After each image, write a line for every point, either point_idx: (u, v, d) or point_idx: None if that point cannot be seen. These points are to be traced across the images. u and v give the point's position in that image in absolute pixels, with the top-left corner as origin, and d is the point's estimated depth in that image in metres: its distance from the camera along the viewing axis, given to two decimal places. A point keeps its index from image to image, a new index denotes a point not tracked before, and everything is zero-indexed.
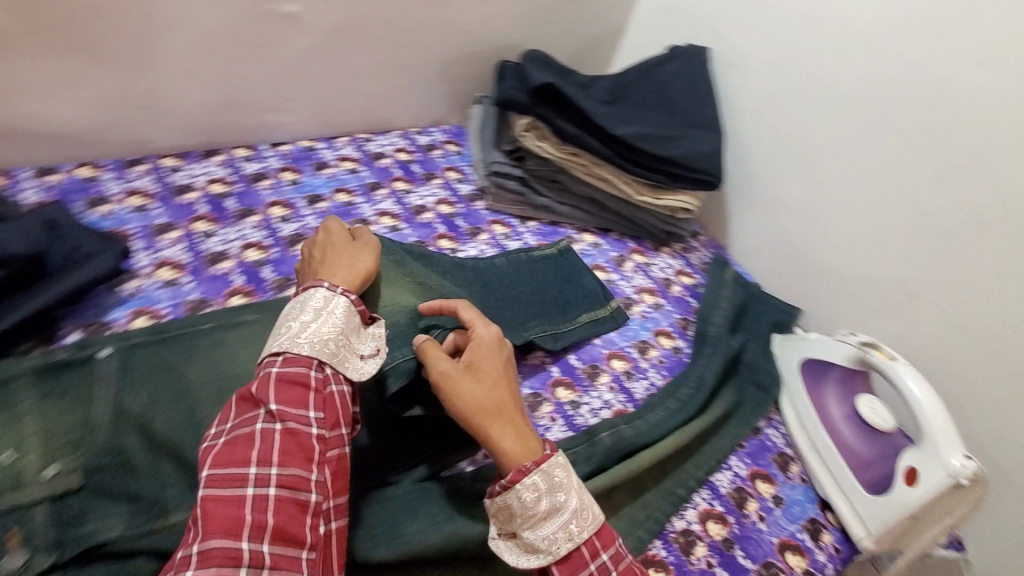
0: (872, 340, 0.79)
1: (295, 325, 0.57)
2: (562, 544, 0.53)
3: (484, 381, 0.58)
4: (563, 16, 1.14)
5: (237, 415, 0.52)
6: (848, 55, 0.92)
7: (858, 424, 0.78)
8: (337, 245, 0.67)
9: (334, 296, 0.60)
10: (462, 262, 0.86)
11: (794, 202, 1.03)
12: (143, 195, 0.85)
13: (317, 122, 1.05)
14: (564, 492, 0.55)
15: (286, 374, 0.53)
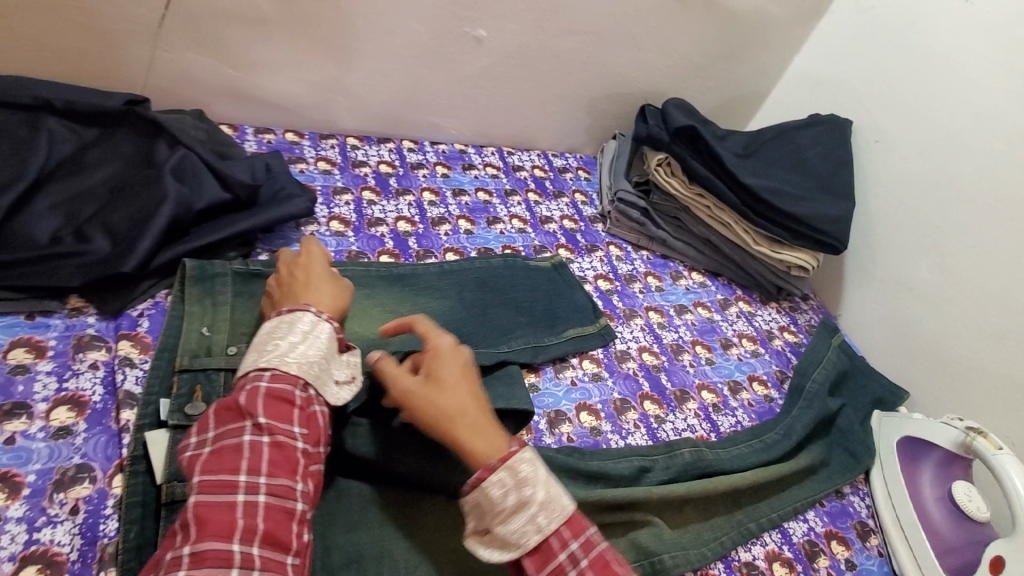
0: (978, 427, 0.78)
1: (283, 345, 0.58)
2: (530, 536, 0.50)
3: (444, 389, 0.57)
4: (711, 74, 1.23)
5: (219, 425, 0.52)
6: (1004, 147, 0.91)
7: (949, 507, 0.77)
8: (315, 277, 0.68)
9: (320, 321, 0.61)
10: (445, 269, 0.87)
11: (919, 283, 1.01)
12: (329, 162, 1.02)
13: (472, 131, 1.20)
14: (531, 484, 0.52)
15: (273, 390, 0.54)
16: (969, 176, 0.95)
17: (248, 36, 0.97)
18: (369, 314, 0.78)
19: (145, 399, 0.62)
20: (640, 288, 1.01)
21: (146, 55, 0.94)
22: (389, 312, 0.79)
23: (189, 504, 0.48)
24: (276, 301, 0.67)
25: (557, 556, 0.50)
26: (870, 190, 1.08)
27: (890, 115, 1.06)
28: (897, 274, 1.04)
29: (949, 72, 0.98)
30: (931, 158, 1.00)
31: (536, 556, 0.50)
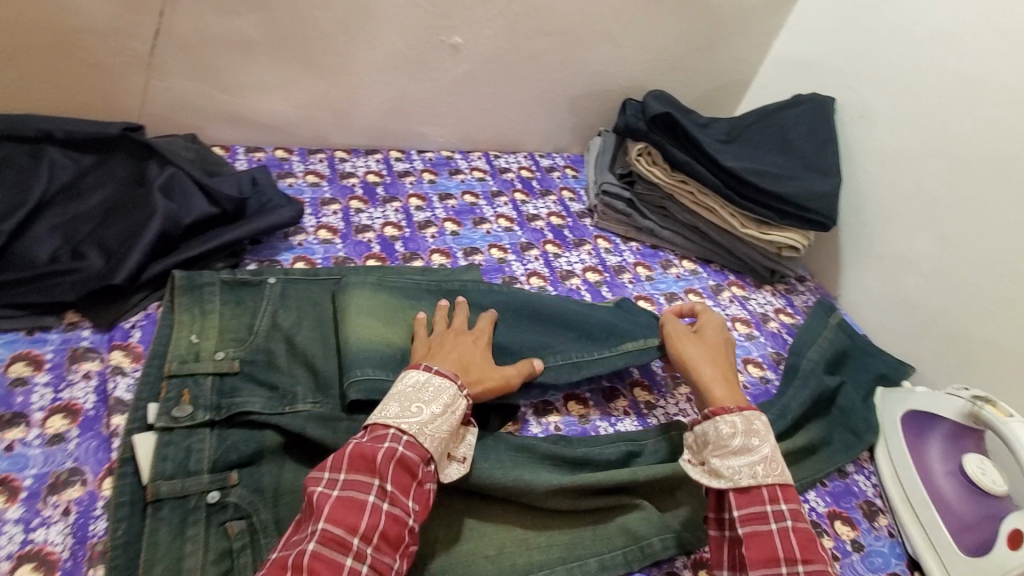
0: (985, 395, 0.74)
1: (425, 412, 0.59)
2: (744, 477, 0.61)
3: (708, 353, 0.74)
4: (690, 64, 1.23)
5: (349, 472, 0.54)
6: (994, 112, 0.89)
7: (962, 482, 0.73)
8: (478, 355, 0.70)
9: (458, 399, 0.62)
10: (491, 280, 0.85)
11: (916, 256, 0.98)
12: (318, 175, 1.06)
13: (457, 137, 1.22)
14: (759, 439, 0.63)
15: (405, 458, 0.56)
16: (957, 145, 0.93)
17: (234, 60, 1.01)
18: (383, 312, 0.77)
19: (135, 404, 0.64)
20: (630, 278, 1.01)
21: (140, 84, 0.98)
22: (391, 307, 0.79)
23: (304, 547, 0.49)
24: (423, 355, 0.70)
25: (765, 506, 0.59)
26: (857, 166, 1.07)
27: (873, 90, 1.05)
28: (894, 249, 1.02)
29: (928, 40, 0.97)
30: (917, 129, 0.98)
31: (743, 496, 0.60)
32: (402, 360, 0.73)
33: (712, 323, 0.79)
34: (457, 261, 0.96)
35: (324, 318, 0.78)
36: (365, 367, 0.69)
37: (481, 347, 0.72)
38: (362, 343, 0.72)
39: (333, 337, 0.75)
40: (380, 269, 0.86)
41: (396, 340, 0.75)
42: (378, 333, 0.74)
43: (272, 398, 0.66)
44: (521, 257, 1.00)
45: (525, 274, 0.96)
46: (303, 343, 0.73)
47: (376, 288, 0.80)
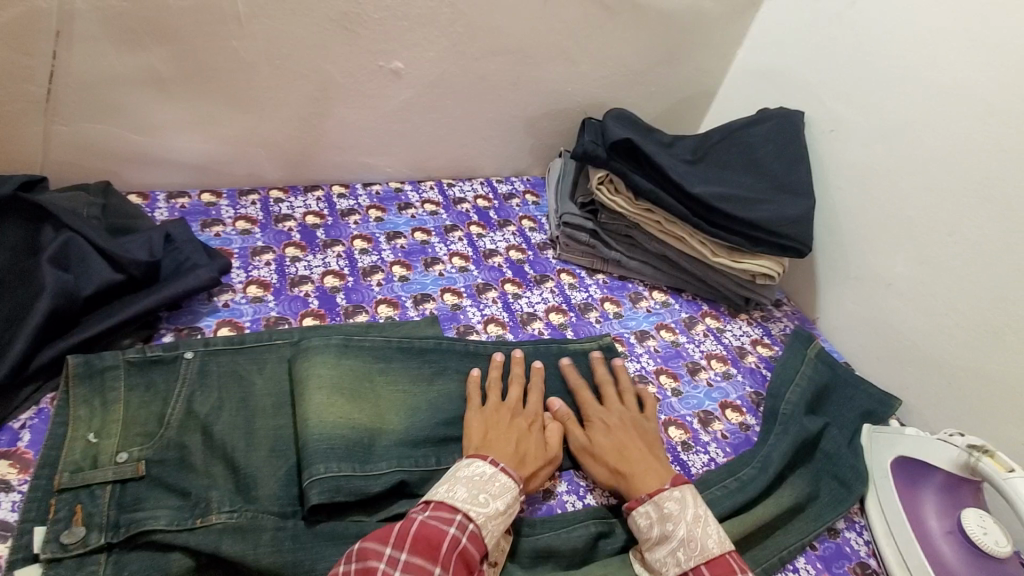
0: (983, 444, 0.68)
1: (490, 504, 0.59)
2: (670, 568, 0.60)
3: (605, 447, 0.70)
4: (650, 78, 1.16)
5: (413, 552, 0.52)
6: (970, 127, 0.83)
7: (961, 543, 0.67)
8: (535, 445, 0.68)
9: (516, 501, 0.61)
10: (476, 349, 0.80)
11: (895, 279, 0.92)
12: (249, 221, 0.96)
13: (407, 166, 1.13)
14: (673, 522, 0.61)
15: (467, 550, 0.55)
16: (933, 159, 0.87)
17: (145, 98, 0.90)
18: (352, 389, 0.69)
19: (18, 528, 0.55)
20: (597, 317, 0.94)
21: (40, 131, 0.87)
22: (363, 376, 0.71)
23: None
24: (475, 427, 0.68)
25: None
26: (829, 182, 1.01)
27: (842, 103, 0.99)
28: (872, 271, 0.96)
29: (898, 49, 0.91)
30: (892, 143, 0.92)
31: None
32: (369, 446, 0.65)
33: (598, 408, 0.75)
34: (406, 312, 0.86)
35: (258, 396, 0.69)
36: (328, 461, 0.61)
37: (536, 434, 0.70)
38: (320, 428, 0.63)
39: (289, 415, 0.68)
40: (358, 330, 0.78)
41: (360, 422, 0.67)
42: (342, 415, 0.66)
43: (180, 509, 0.58)
44: (477, 301, 0.91)
45: (482, 322, 0.88)
46: (222, 432, 0.64)
47: (339, 355, 0.71)
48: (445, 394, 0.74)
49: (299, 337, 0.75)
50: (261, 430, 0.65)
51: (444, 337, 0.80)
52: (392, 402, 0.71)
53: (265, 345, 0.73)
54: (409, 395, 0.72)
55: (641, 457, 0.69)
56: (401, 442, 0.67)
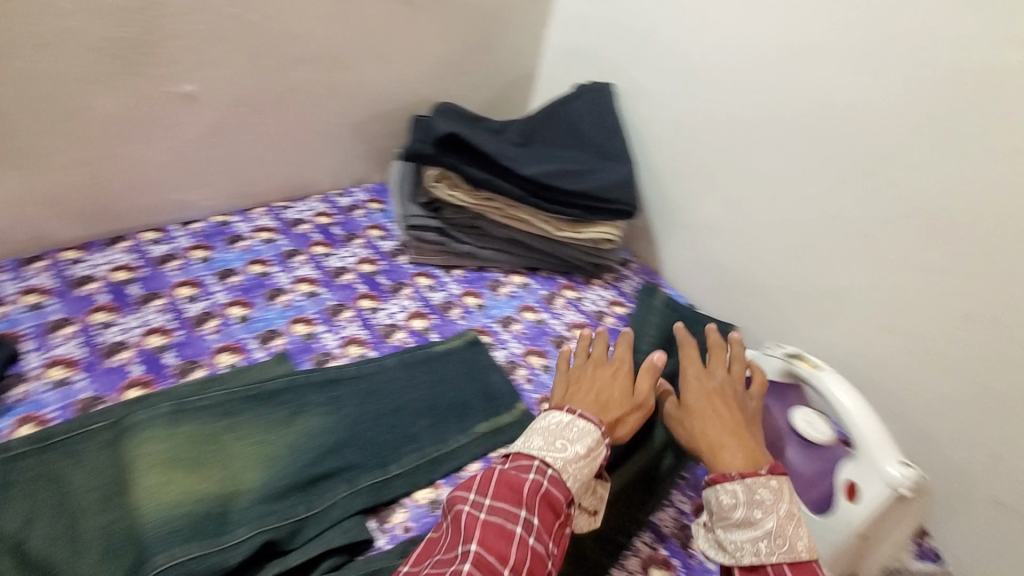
0: (797, 352, 0.82)
1: (569, 450, 0.62)
2: (745, 555, 0.59)
3: (701, 408, 0.71)
4: (470, 69, 1.17)
5: (497, 497, 0.57)
6: (745, 78, 0.93)
7: (796, 440, 0.77)
8: (620, 391, 0.71)
9: (598, 445, 0.64)
10: (334, 376, 0.76)
11: (713, 221, 1.02)
12: (39, 292, 0.82)
13: (230, 195, 1.03)
14: (763, 512, 0.60)
15: (550, 495, 0.58)
16: (719, 111, 0.97)
17: None
18: (194, 457, 0.63)
19: None
20: (460, 313, 0.93)
21: None
22: (205, 439, 0.65)
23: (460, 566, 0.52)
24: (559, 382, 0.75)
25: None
26: (647, 144, 1.08)
27: (642, 71, 1.06)
28: (695, 217, 1.05)
29: (675, 16, 1.00)
30: (688, 101, 1.01)
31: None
32: (221, 516, 0.59)
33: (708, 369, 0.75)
34: (252, 355, 0.79)
35: (79, 494, 0.60)
36: (171, 546, 0.55)
37: (621, 384, 0.73)
38: (159, 513, 0.58)
39: (119, 507, 0.59)
40: (194, 389, 0.71)
41: (207, 492, 0.61)
42: (180, 492, 0.60)
43: None
44: (331, 325, 0.86)
45: (340, 345, 0.83)
46: (37, 548, 0.55)
47: (170, 426, 0.65)
48: (307, 432, 0.69)
49: (122, 414, 0.66)
50: (87, 532, 0.57)
51: (297, 373, 0.75)
52: (244, 459, 0.65)
53: (78, 434, 0.64)
54: (264, 446, 0.67)
55: (736, 432, 0.68)
56: (260, 499, 0.62)
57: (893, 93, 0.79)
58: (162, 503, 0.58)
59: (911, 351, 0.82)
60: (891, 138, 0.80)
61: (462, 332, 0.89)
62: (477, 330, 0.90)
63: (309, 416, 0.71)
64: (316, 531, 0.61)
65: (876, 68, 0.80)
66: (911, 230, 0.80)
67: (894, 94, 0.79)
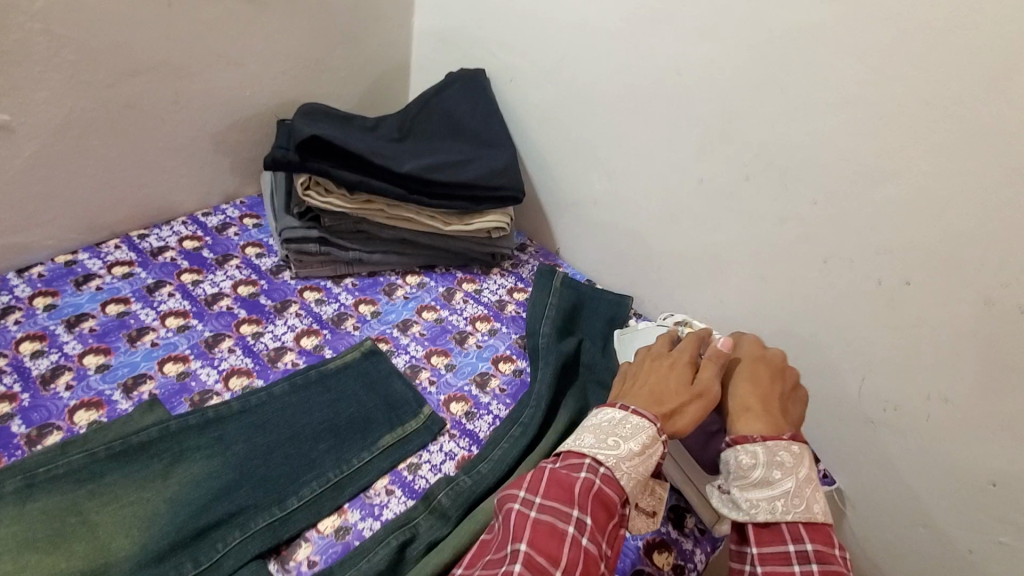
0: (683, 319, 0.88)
1: (621, 447, 0.61)
2: (762, 512, 0.59)
3: (739, 376, 0.71)
4: (333, 65, 1.10)
5: (548, 495, 0.57)
6: (602, 52, 0.93)
7: None
8: (675, 381, 0.69)
9: (655, 442, 0.62)
10: (214, 415, 0.70)
11: (597, 196, 1.03)
12: None
13: (76, 231, 0.92)
14: (781, 472, 0.61)
15: (603, 493, 0.58)
16: (586, 85, 0.97)
17: None
18: (53, 534, 0.56)
19: None
20: (355, 323, 0.89)
21: None
22: (65, 511, 0.58)
23: (512, 567, 0.51)
24: (620, 379, 0.74)
25: (786, 545, 0.58)
26: (525, 127, 1.08)
27: (508, 52, 1.04)
28: (580, 194, 1.05)
29: None
30: (556, 78, 1.00)
31: (764, 532, 0.59)
32: None
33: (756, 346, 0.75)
34: (116, 407, 0.71)
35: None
36: None
37: (678, 372, 0.71)
38: None
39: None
40: (43, 455, 0.62)
41: (74, 569, 0.54)
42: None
43: None
44: (209, 359, 0.79)
45: (221, 379, 0.77)
46: None
47: (22, 503, 0.58)
48: (187, 480, 0.63)
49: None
50: None
51: (171, 418, 0.68)
52: (116, 523, 0.58)
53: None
54: (139, 505, 0.60)
55: (765, 401, 0.68)
56: (138, 565, 0.56)
57: (732, 55, 0.81)
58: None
59: (784, 296, 0.88)
60: (738, 100, 0.83)
61: (358, 343, 0.85)
62: (374, 339, 0.87)
63: (189, 463, 0.65)
64: None
65: (714, 33, 0.82)
66: (765, 183, 0.84)
67: (733, 55, 0.81)
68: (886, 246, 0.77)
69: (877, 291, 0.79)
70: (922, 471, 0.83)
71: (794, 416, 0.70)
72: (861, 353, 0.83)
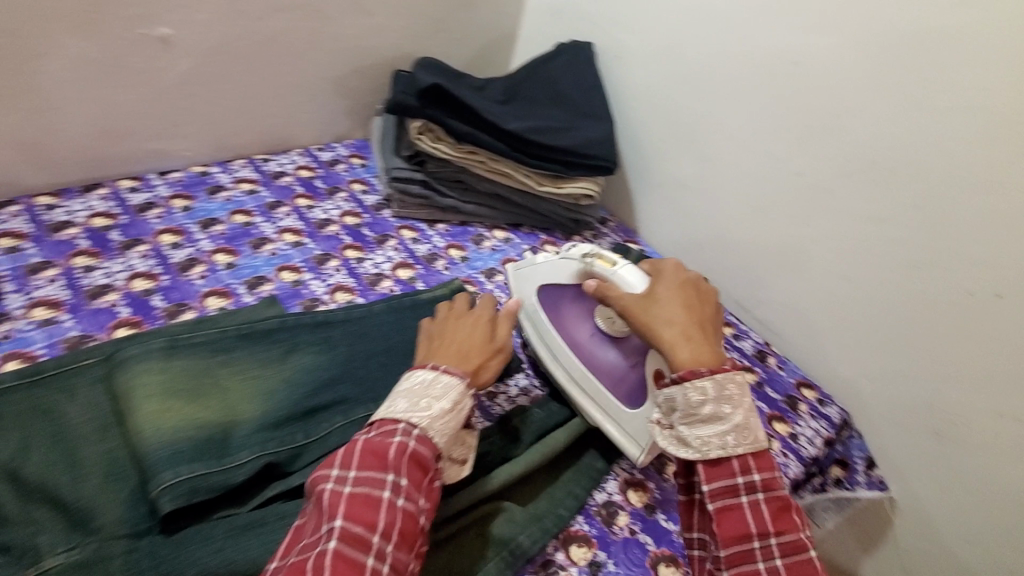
0: (592, 250, 0.79)
1: (434, 408, 0.57)
2: (714, 448, 0.61)
3: (664, 301, 0.69)
4: (451, 24, 1.16)
5: (362, 466, 0.52)
6: (717, 36, 0.95)
7: (602, 337, 0.80)
8: (481, 336, 0.67)
9: (465, 397, 0.60)
10: (324, 318, 0.77)
11: (687, 179, 1.06)
12: (15, 236, 0.80)
13: (210, 147, 1.02)
14: (731, 406, 0.62)
15: (418, 455, 0.55)
16: (694, 70, 0.99)
17: None
18: (190, 387, 0.64)
19: None
20: (445, 264, 0.96)
21: None
22: (200, 371, 0.66)
23: (325, 547, 0.48)
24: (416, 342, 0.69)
25: (734, 478, 0.61)
26: (625, 104, 1.11)
27: (621, 31, 1.08)
28: (669, 176, 1.08)
29: None
30: (666, 60, 1.03)
31: (713, 468, 0.61)
32: (223, 441, 0.62)
33: (669, 264, 0.73)
34: (241, 299, 0.80)
35: (75, 425, 0.60)
36: (178, 465, 0.57)
37: (483, 330, 0.69)
38: (164, 433, 0.59)
39: (119, 435, 0.60)
40: (183, 326, 0.71)
41: (209, 418, 0.63)
42: (182, 418, 0.61)
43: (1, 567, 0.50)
44: (318, 273, 0.88)
45: (328, 292, 0.85)
46: (35, 474, 0.55)
47: (166, 359, 0.65)
48: (302, 368, 0.72)
49: (113, 350, 0.66)
50: (88, 459, 0.58)
51: (289, 314, 0.76)
52: (242, 389, 0.67)
53: (70, 369, 0.64)
54: (263, 380, 0.69)
55: (700, 325, 0.67)
56: (261, 427, 0.64)
57: (852, 51, 0.82)
58: (167, 424, 0.60)
59: (865, 296, 0.89)
60: (851, 96, 0.84)
61: (447, 282, 0.90)
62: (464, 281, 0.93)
63: (303, 354, 0.73)
64: (318, 454, 0.65)
65: (837, 28, 0.83)
66: (865, 181, 0.85)
67: (852, 52, 0.82)
68: (983, 258, 0.77)
69: (966, 301, 0.79)
70: (982, 488, 0.83)
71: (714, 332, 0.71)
72: (939, 363, 0.83)
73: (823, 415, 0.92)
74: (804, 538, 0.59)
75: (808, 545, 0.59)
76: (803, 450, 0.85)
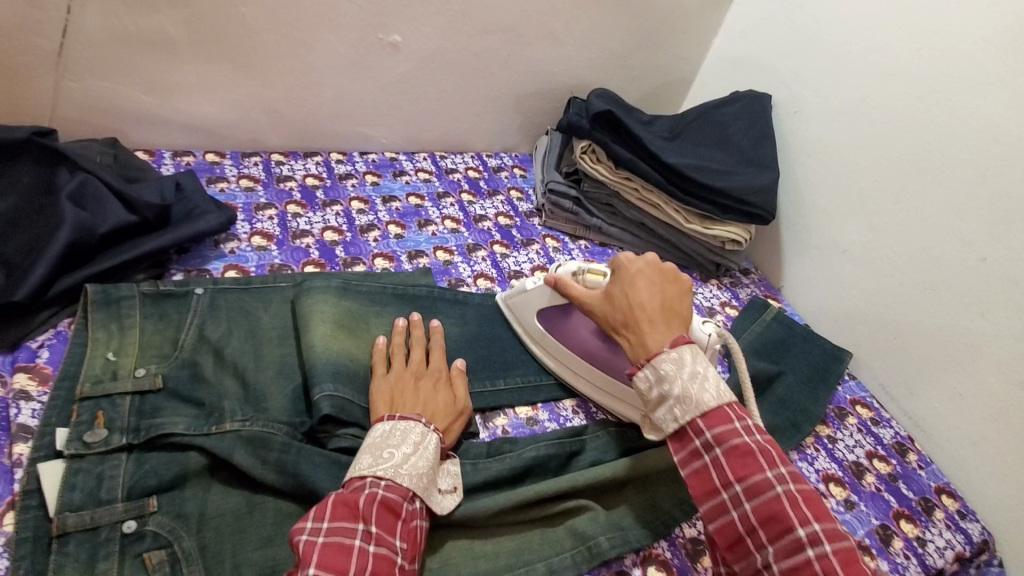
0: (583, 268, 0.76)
1: (397, 455, 0.59)
2: (671, 424, 0.62)
3: (624, 308, 0.69)
4: (633, 62, 1.24)
5: (335, 517, 0.53)
6: (912, 103, 0.90)
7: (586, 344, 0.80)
8: (441, 401, 0.68)
9: (427, 435, 0.62)
10: (465, 296, 0.86)
11: (848, 245, 1.00)
12: (252, 179, 1.01)
13: (404, 138, 1.19)
14: (670, 382, 0.62)
15: (387, 501, 0.56)
16: (878, 133, 0.95)
17: (156, 58, 0.93)
18: (354, 325, 0.76)
19: (41, 430, 0.59)
20: None
21: (49, 86, 0.90)
22: (362, 314, 0.78)
23: None
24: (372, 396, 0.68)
25: (694, 442, 0.61)
26: (794, 159, 1.08)
27: (805, 86, 1.06)
28: (830, 239, 1.03)
29: (853, 33, 0.98)
30: (847, 121, 0.99)
31: (677, 441, 0.62)
32: (367, 375, 0.72)
33: (625, 260, 0.72)
34: (402, 265, 0.93)
35: (265, 328, 0.74)
36: (333, 380, 0.68)
37: (442, 391, 0.70)
38: (329, 352, 0.70)
39: (293, 345, 0.73)
40: (355, 275, 0.84)
41: (360, 354, 0.74)
42: (343, 347, 0.73)
43: (197, 417, 0.63)
44: (468, 259, 0.98)
45: (471, 276, 0.95)
46: (232, 355, 0.69)
47: (339, 296, 0.78)
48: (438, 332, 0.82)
49: (301, 280, 0.81)
50: (268, 357, 0.71)
51: (436, 287, 0.86)
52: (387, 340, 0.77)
53: (270, 287, 0.79)
54: None
55: (654, 309, 0.68)
56: None
57: None
58: (332, 346, 0.71)
59: None
60: None
61: None
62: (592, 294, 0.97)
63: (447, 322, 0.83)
64: None
65: None
66: None
67: None
68: None
69: None
70: None
71: (680, 311, 0.70)
72: None
73: (962, 530, 0.79)
74: (767, 477, 0.57)
75: (775, 482, 0.56)
76: (931, 560, 0.74)
